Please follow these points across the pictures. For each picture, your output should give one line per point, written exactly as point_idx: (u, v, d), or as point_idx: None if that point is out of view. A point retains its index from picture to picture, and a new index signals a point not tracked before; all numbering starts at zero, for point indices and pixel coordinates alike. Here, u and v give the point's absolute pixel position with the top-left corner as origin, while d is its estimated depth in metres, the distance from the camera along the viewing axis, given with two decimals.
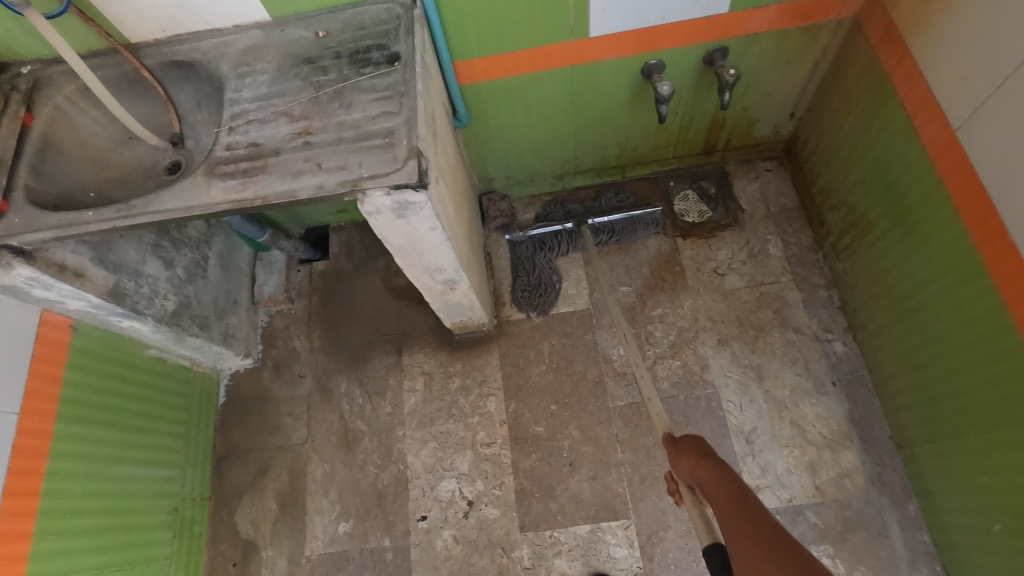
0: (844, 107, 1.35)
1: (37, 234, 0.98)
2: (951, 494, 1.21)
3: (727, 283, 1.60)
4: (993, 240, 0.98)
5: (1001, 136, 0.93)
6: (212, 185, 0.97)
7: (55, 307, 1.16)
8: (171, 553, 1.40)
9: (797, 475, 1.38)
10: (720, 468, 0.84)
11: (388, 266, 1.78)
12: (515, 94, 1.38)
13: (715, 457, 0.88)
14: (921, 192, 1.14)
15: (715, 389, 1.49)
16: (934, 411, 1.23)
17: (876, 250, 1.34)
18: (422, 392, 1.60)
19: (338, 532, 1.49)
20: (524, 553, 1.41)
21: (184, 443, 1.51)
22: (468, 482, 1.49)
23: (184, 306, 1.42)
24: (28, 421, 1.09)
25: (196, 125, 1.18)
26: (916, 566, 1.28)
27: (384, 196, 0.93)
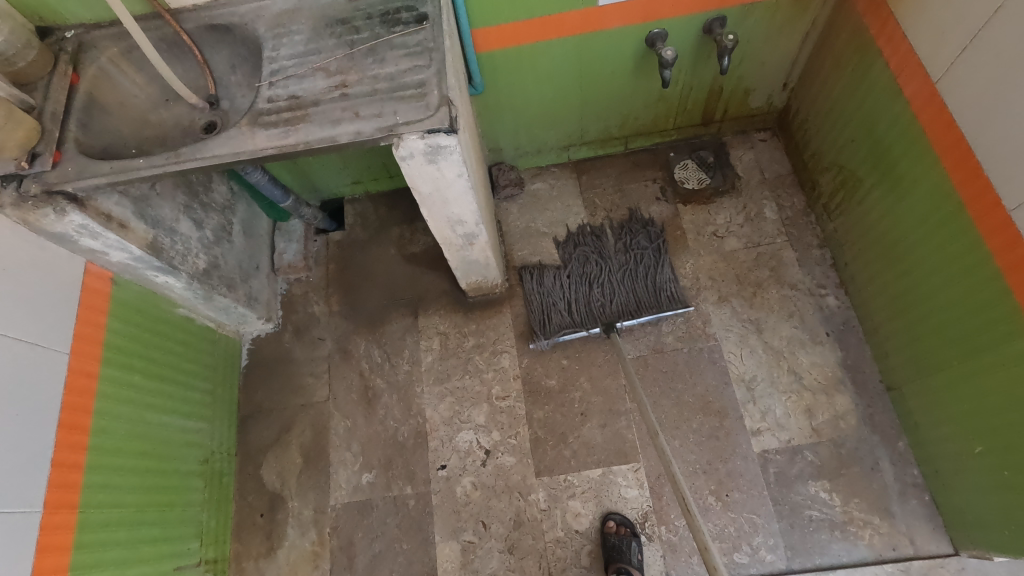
0: (833, 73, 1.45)
1: (91, 180, 1.05)
2: (937, 425, 1.31)
3: (725, 245, 1.69)
4: (970, 180, 1.08)
5: (977, 83, 1.03)
6: (256, 133, 1.04)
7: (98, 258, 1.22)
8: (203, 501, 1.47)
9: (795, 418, 1.48)
10: None
11: (402, 235, 1.86)
12: (526, 62, 1.47)
13: None
14: (904, 144, 1.24)
15: (717, 341, 1.58)
16: (920, 349, 1.33)
17: (864, 205, 1.44)
18: (438, 351, 1.68)
19: (361, 481, 1.56)
20: (540, 496, 1.49)
21: (211, 399, 1.58)
22: (485, 433, 1.57)
23: (213, 266, 1.50)
24: (78, 362, 1.16)
25: (230, 87, 1.26)
26: (906, 497, 1.38)
27: (418, 139, 1.01)
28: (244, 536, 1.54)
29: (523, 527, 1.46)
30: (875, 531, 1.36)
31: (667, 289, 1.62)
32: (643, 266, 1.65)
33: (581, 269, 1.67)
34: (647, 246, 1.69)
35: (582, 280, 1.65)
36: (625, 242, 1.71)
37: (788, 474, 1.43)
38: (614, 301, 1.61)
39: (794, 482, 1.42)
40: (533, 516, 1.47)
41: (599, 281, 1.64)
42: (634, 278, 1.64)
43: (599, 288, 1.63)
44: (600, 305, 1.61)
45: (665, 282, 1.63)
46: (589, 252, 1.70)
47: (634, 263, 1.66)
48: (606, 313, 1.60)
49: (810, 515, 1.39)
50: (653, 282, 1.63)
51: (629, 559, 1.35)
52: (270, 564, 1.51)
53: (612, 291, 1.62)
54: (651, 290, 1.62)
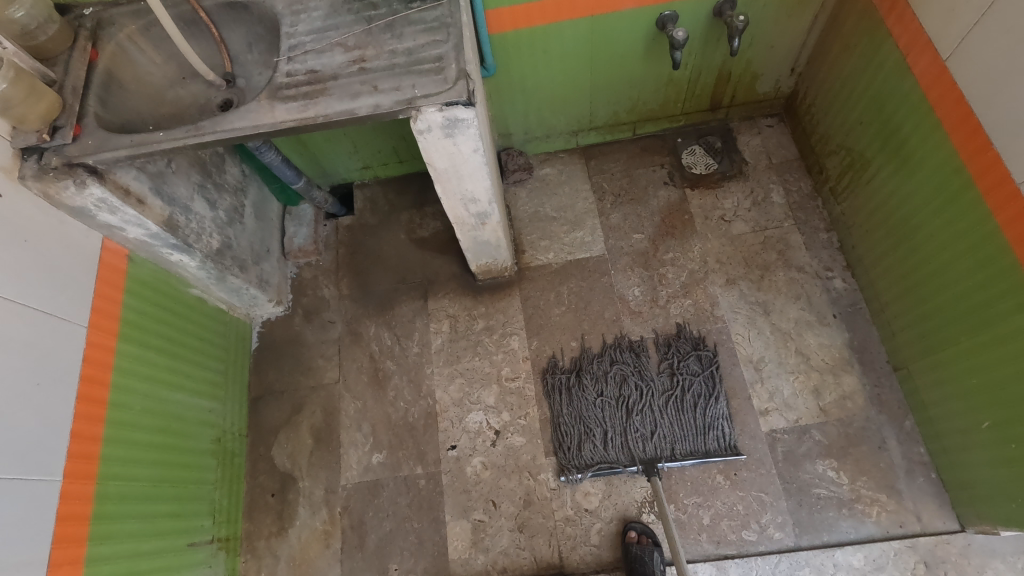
0: (842, 55, 1.47)
1: (112, 152, 1.06)
2: (945, 401, 1.32)
3: (733, 229, 1.71)
4: (979, 154, 1.10)
5: (988, 58, 1.04)
6: (276, 107, 1.05)
7: (116, 234, 1.24)
8: (216, 479, 1.48)
9: (803, 398, 1.49)
10: None
11: (412, 219, 1.88)
12: (539, 45, 1.48)
13: None
14: (913, 122, 1.26)
15: (725, 323, 1.60)
16: (927, 328, 1.34)
17: (872, 186, 1.46)
18: (448, 333, 1.69)
19: (372, 462, 1.57)
20: (549, 475, 1.50)
21: (223, 379, 1.59)
22: (495, 414, 1.58)
23: (225, 246, 1.51)
24: (96, 335, 1.17)
25: (246, 65, 1.28)
26: (912, 474, 1.39)
27: (437, 112, 1.02)
28: (256, 515, 1.55)
29: (533, 506, 1.47)
30: (882, 508, 1.37)
31: (717, 429, 1.48)
32: (689, 399, 1.52)
33: (618, 394, 1.56)
34: (697, 371, 1.55)
35: (620, 408, 1.54)
36: (671, 363, 1.57)
37: (796, 452, 1.44)
38: (655, 437, 1.50)
39: (802, 460, 1.44)
40: (543, 495, 1.48)
41: (638, 412, 1.53)
42: (678, 411, 1.51)
43: (637, 418, 1.52)
44: (638, 437, 1.50)
45: (715, 415, 1.50)
46: (629, 374, 1.57)
47: (680, 395, 1.53)
48: (646, 448, 1.49)
49: (818, 493, 1.40)
50: (701, 418, 1.50)
51: (651, 570, 1.34)
52: (280, 543, 1.52)
53: (654, 425, 1.51)
54: (698, 425, 1.49)
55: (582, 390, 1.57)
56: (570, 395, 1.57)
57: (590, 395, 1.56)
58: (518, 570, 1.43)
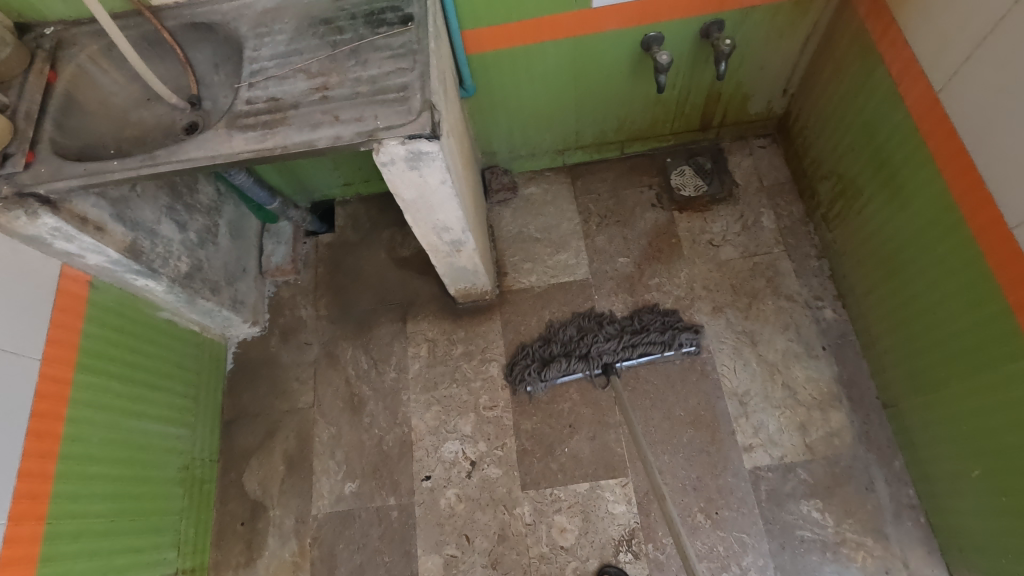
0: (834, 78, 1.41)
1: (64, 181, 1.02)
2: (935, 444, 1.27)
3: (721, 254, 1.66)
4: (971, 192, 1.04)
5: (981, 93, 0.99)
6: (234, 136, 1.01)
7: (75, 260, 1.20)
8: (182, 509, 1.44)
9: (788, 434, 1.44)
10: None
11: (393, 238, 1.83)
12: (520, 64, 1.43)
13: None
14: (905, 153, 1.20)
15: (710, 353, 1.55)
16: (918, 366, 1.29)
17: (864, 215, 1.40)
18: (426, 358, 1.65)
19: (344, 491, 1.53)
20: (525, 509, 1.45)
21: (193, 404, 1.55)
22: (471, 443, 1.53)
23: (196, 268, 1.47)
24: (50, 367, 1.13)
25: (213, 86, 1.23)
26: (900, 518, 1.34)
27: (399, 145, 0.97)
28: (225, 544, 1.51)
29: (507, 542, 1.43)
30: (868, 553, 1.32)
31: (675, 328, 1.55)
32: (647, 315, 1.59)
33: (579, 327, 1.59)
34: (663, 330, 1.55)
35: (582, 338, 1.56)
36: (635, 325, 1.57)
37: (780, 491, 1.39)
38: (612, 342, 1.53)
39: (785, 500, 1.38)
40: (518, 531, 1.44)
41: (597, 332, 1.56)
42: (636, 324, 1.57)
43: (597, 336, 1.55)
44: (597, 346, 1.53)
45: (671, 319, 1.57)
46: (591, 318, 1.61)
47: (638, 314, 1.60)
48: (604, 352, 1.52)
49: (801, 535, 1.35)
50: (658, 321, 1.56)
51: None
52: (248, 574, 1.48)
53: (613, 337, 1.55)
54: (657, 328, 1.55)
55: (547, 348, 1.58)
56: (536, 355, 1.58)
57: (556, 345, 1.57)
58: None
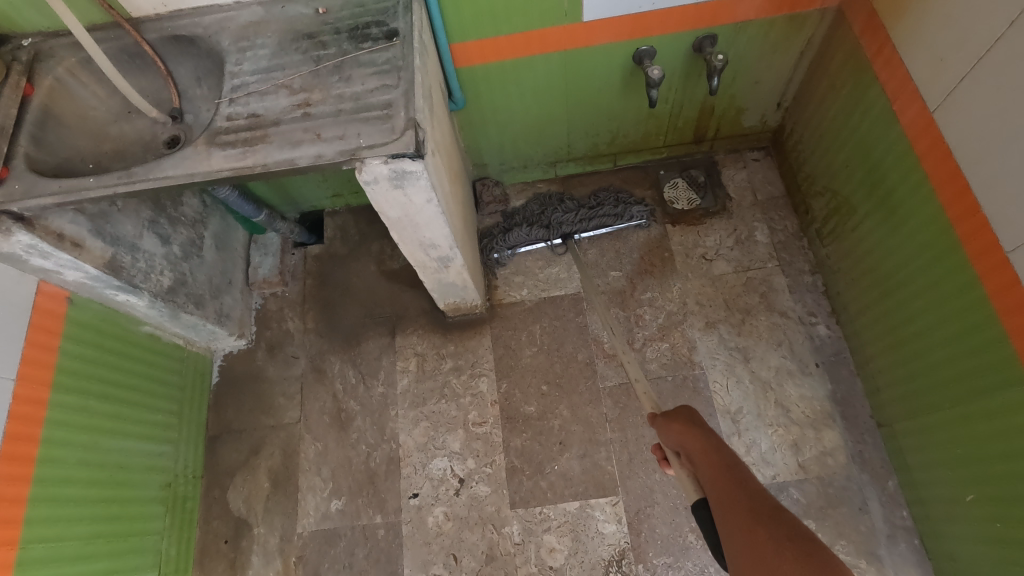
0: (828, 94, 1.40)
1: (38, 200, 1.00)
2: (929, 467, 1.25)
3: (714, 268, 1.64)
4: (967, 216, 1.02)
5: (977, 117, 0.97)
6: (213, 154, 0.99)
7: (52, 277, 1.17)
8: (163, 528, 1.41)
9: (781, 453, 1.42)
10: (709, 437, 0.85)
11: (383, 250, 1.81)
12: (510, 78, 1.41)
13: (701, 425, 0.88)
14: (900, 175, 1.18)
15: (703, 370, 1.53)
16: (912, 388, 1.27)
17: (858, 233, 1.38)
18: (415, 372, 1.62)
19: (330, 509, 1.50)
20: (514, 529, 1.43)
21: (177, 420, 1.52)
22: (459, 460, 1.51)
23: (179, 283, 1.44)
24: (24, 388, 1.10)
25: (195, 100, 1.20)
26: (895, 541, 1.31)
27: (382, 164, 0.95)
28: (207, 563, 1.48)
29: (495, 562, 1.40)
30: None
31: (626, 202, 1.72)
32: (603, 191, 1.77)
33: (541, 200, 1.78)
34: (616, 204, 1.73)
35: (543, 211, 1.75)
36: (592, 201, 1.75)
37: None
38: (572, 214, 1.72)
39: None
40: (506, 551, 1.41)
41: (558, 204, 1.75)
42: (594, 199, 1.75)
43: (558, 210, 1.73)
44: (558, 217, 1.72)
45: (625, 195, 1.74)
46: (552, 195, 1.78)
47: (595, 191, 1.78)
48: (564, 223, 1.71)
49: None
50: (612, 197, 1.73)
51: None
52: None
53: (571, 208, 1.74)
54: (611, 204, 1.72)
55: (512, 221, 1.75)
56: (501, 228, 1.75)
57: (520, 214, 1.76)
58: None
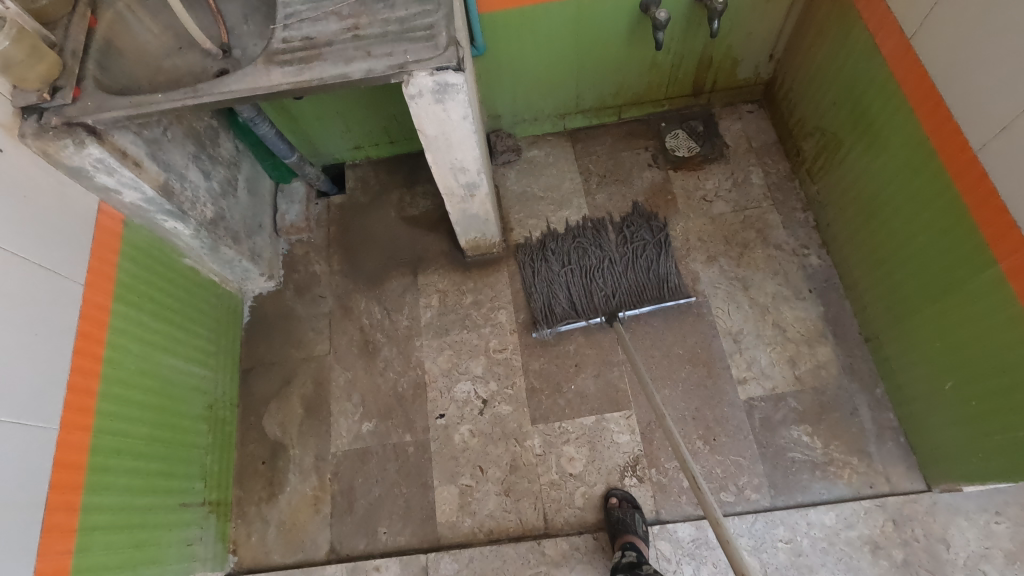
0: (816, 40, 1.54)
1: (111, 112, 1.09)
2: (911, 367, 1.38)
3: (714, 208, 1.77)
4: (940, 127, 1.16)
5: (946, 37, 1.11)
6: (272, 71, 1.09)
7: (112, 197, 1.27)
8: (207, 446, 1.50)
9: (779, 367, 1.55)
10: None
11: (402, 198, 1.92)
12: (526, 26, 1.53)
13: None
14: (882, 102, 1.32)
15: (705, 297, 1.65)
16: (895, 297, 1.40)
17: (844, 164, 1.52)
18: (437, 307, 1.73)
19: (362, 430, 1.61)
20: (535, 441, 1.54)
21: (215, 350, 1.62)
22: (482, 383, 1.62)
23: (219, 217, 1.54)
24: (92, 294, 1.19)
25: (243, 36, 1.32)
26: (882, 438, 1.45)
27: (427, 76, 1.07)
28: (247, 482, 1.58)
29: (519, 471, 1.52)
30: (853, 470, 1.43)
31: (670, 280, 1.64)
32: (644, 256, 1.68)
33: (580, 261, 1.69)
34: (648, 239, 1.72)
35: (575, 246, 1.73)
36: (626, 235, 1.73)
37: (773, 419, 1.50)
38: (615, 292, 1.63)
39: (777, 427, 1.49)
40: (528, 461, 1.52)
41: (598, 266, 1.67)
42: (637, 269, 1.66)
43: (591, 248, 1.71)
44: (590, 254, 1.70)
45: (668, 268, 1.66)
46: (584, 225, 1.78)
47: (636, 253, 1.69)
48: (609, 303, 1.62)
49: (792, 457, 1.46)
50: (643, 222, 1.75)
51: (635, 531, 1.37)
52: (271, 508, 1.55)
53: (614, 278, 1.66)
54: (642, 237, 1.72)
55: (548, 266, 1.70)
56: (543, 294, 1.67)
57: (558, 283, 1.67)
58: (504, 532, 1.47)
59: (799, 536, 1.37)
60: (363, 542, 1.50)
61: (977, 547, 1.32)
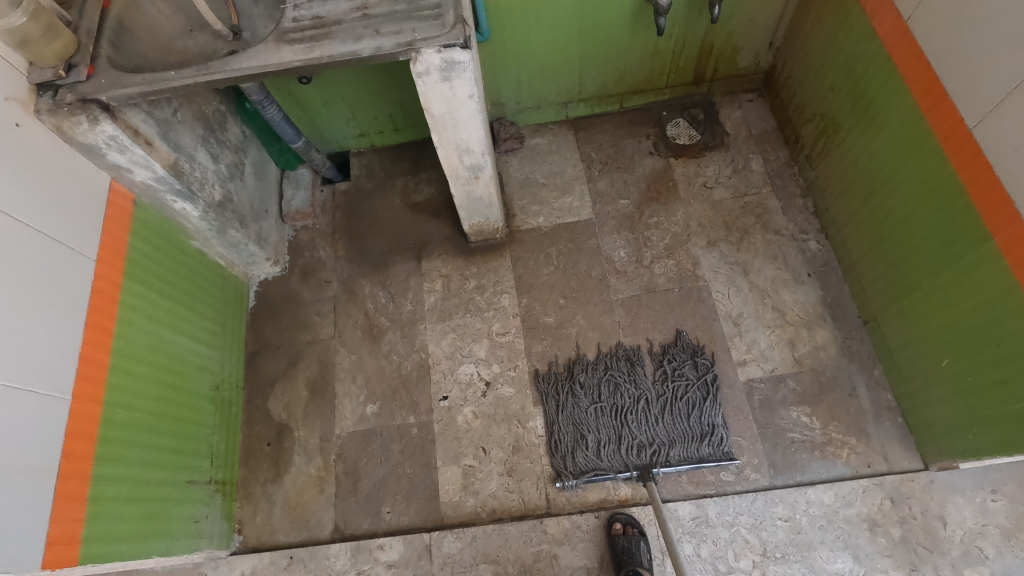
0: (816, 26, 1.56)
1: (125, 89, 1.12)
2: (909, 346, 1.40)
3: (714, 195, 1.79)
4: (937, 104, 1.18)
5: (941, 16, 1.14)
6: (282, 49, 1.12)
7: (124, 176, 1.29)
8: (214, 425, 1.52)
9: (778, 350, 1.57)
10: None
11: (406, 185, 1.94)
12: (532, 11, 1.56)
13: None
14: (879, 82, 1.35)
15: (706, 282, 1.67)
16: (893, 276, 1.42)
17: (843, 147, 1.54)
18: (441, 291, 1.75)
19: (366, 412, 1.62)
20: (538, 423, 1.56)
21: (221, 330, 1.64)
22: (485, 366, 1.64)
23: (227, 200, 1.56)
24: (103, 269, 1.21)
25: (253, 18, 1.34)
26: (880, 419, 1.47)
27: (435, 54, 1.09)
28: (252, 463, 1.60)
29: (522, 452, 1.53)
30: (852, 450, 1.45)
31: (716, 435, 1.49)
32: (685, 401, 1.54)
33: (612, 400, 1.56)
34: (693, 379, 1.56)
35: (609, 386, 1.58)
36: (667, 373, 1.57)
37: (772, 399, 1.52)
38: (650, 439, 1.51)
39: (777, 407, 1.51)
40: (531, 443, 1.54)
41: (632, 411, 1.55)
42: (676, 418, 1.52)
43: (626, 390, 1.57)
44: (627, 400, 1.56)
45: (712, 415, 1.52)
46: (621, 353, 1.61)
47: (676, 397, 1.55)
48: (641, 454, 1.50)
49: (791, 437, 1.48)
50: (688, 360, 1.58)
51: (639, 560, 1.34)
52: (276, 488, 1.56)
53: (649, 425, 1.53)
54: (686, 379, 1.56)
55: (576, 401, 1.57)
56: (569, 434, 1.54)
57: (586, 426, 1.54)
58: (506, 511, 1.48)
59: (798, 514, 1.39)
60: (368, 521, 1.51)
61: (973, 524, 1.34)
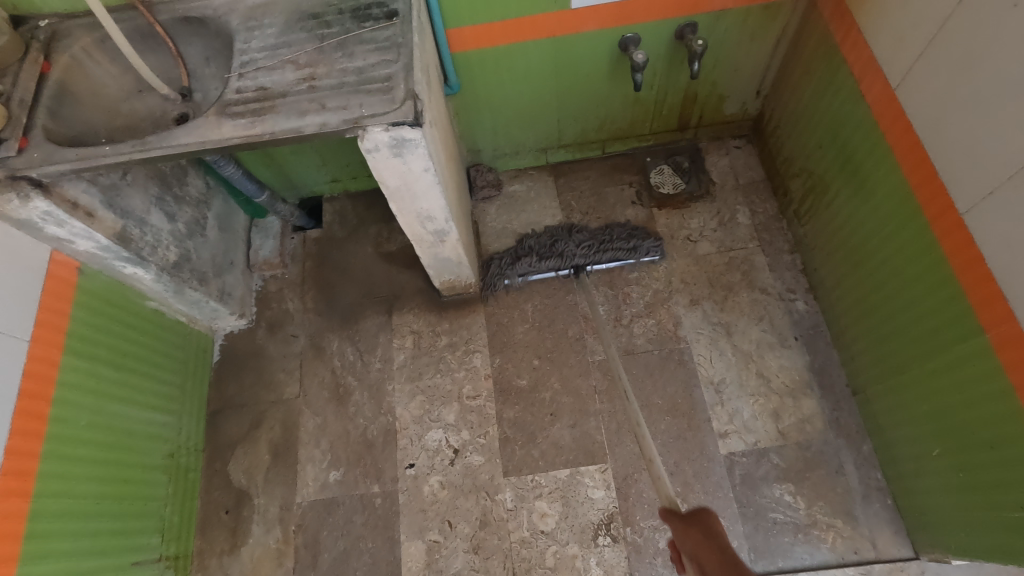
0: (802, 79, 1.49)
1: (56, 166, 1.04)
2: (900, 427, 1.32)
3: (699, 249, 1.71)
4: (926, 182, 1.10)
5: (931, 92, 1.05)
6: (223, 124, 1.05)
7: (65, 247, 1.23)
8: (166, 496, 1.46)
9: (762, 421, 1.49)
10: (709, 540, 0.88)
11: (380, 233, 1.87)
12: (503, 63, 1.49)
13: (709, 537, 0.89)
14: (867, 148, 1.26)
15: (687, 344, 1.59)
16: (882, 351, 1.34)
17: (831, 208, 1.46)
18: (411, 349, 1.68)
19: (329, 479, 1.55)
20: (507, 495, 1.48)
21: (180, 393, 1.57)
22: (454, 432, 1.56)
23: (184, 259, 1.49)
24: (39, 349, 1.15)
25: (204, 79, 1.28)
26: (869, 500, 1.38)
27: (383, 132, 1.02)
28: (209, 533, 1.53)
29: (489, 527, 1.46)
30: (838, 534, 1.36)
31: (640, 244, 1.69)
32: (618, 242, 1.70)
33: (554, 249, 1.71)
34: (626, 238, 1.71)
35: (553, 243, 1.72)
36: (603, 233, 1.72)
37: (754, 475, 1.44)
38: (583, 246, 1.70)
39: (759, 484, 1.43)
40: (500, 516, 1.46)
41: (568, 239, 1.72)
42: (608, 245, 1.69)
43: (568, 242, 1.71)
44: (569, 249, 1.70)
45: (637, 230, 1.73)
46: (563, 227, 1.77)
47: (611, 239, 1.70)
48: (576, 255, 1.70)
49: (773, 518, 1.39)
50: (625, 232, 1.72)
51: None
52: (232, 561, 1.49)
53: (583, 243, 1.71)
54: (622, 237, 1.71)
55: (522, 247, 1.73)
56: (512, 252, 1.73)
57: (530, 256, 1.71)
58: None
59: None
60: None
61: None
